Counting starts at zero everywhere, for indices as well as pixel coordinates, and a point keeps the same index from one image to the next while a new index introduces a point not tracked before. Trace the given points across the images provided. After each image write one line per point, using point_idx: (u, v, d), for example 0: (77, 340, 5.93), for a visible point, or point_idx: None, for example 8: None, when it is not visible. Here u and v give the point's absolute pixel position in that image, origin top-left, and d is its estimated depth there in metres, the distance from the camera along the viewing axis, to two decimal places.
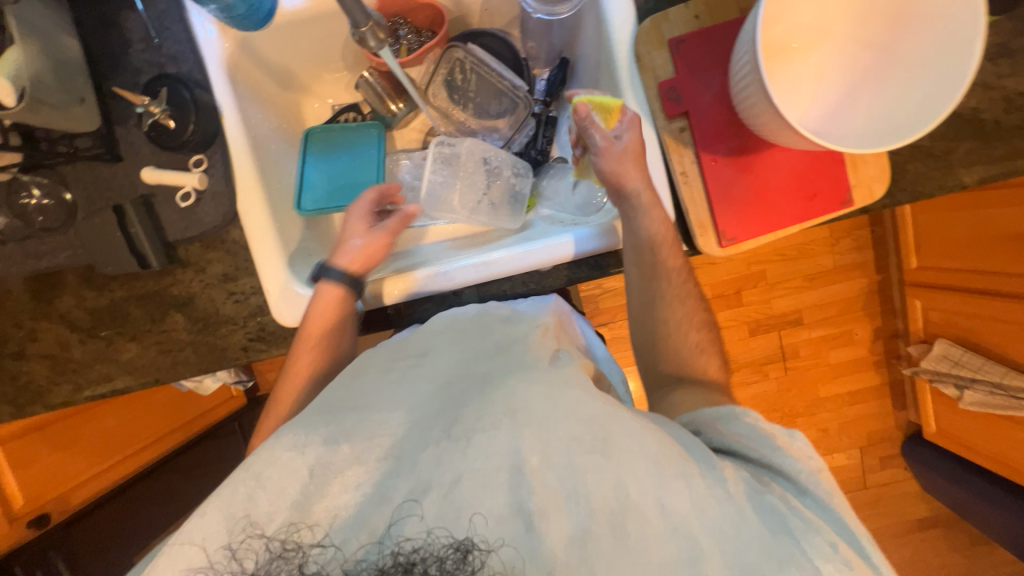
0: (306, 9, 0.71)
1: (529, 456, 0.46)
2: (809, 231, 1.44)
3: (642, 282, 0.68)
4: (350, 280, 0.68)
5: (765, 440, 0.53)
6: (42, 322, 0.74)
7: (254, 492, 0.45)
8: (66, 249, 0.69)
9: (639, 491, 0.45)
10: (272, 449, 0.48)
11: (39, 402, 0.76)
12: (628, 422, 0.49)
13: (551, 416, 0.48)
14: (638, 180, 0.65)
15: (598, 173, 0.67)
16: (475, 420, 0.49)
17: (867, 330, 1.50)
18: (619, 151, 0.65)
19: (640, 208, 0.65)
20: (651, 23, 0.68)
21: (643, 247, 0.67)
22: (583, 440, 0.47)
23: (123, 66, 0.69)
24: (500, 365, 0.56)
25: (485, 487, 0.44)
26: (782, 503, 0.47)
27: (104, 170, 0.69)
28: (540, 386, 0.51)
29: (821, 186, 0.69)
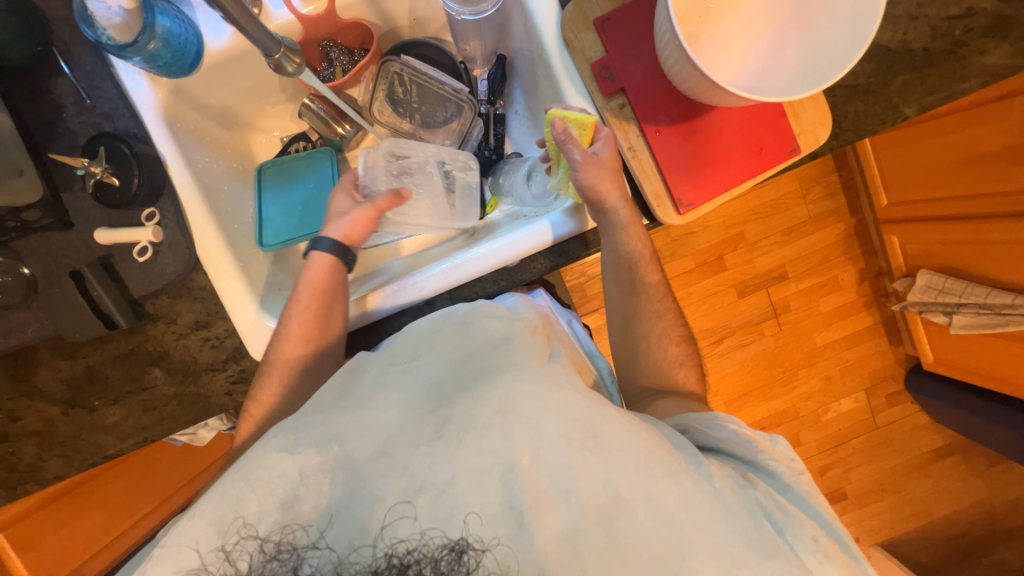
0: (233, 46, 0.70)
1: (521, 456, 0.45)
2: (778, 185, 1.46)
3: (623, 295, 0.72)
4: (339, 250, 0.72)
5: (747, 446, 0.55)
6: (21, 401, 0.73)
7: (243, 494, 0.45)
8: (33, 323, 0.68)
9: (630, 488, 0.45)
10: (257, 453, 0.48)
11: (31, 480, 0.75)
12: (618, 421, 0.49)
13: (542, 415, 0.47)
14: (617, 200, 0.66)
15: (580, 190, 0.65)
16: (466, 419, 0.48)
17: (851, 273, 1.52)
18: (598, 165, 0.65)
19: (619, 227, 0.67)
20: (574, 7, 0.69)
21: (622, 265, 0.70)
22: (573, 439, 0.46)
23: (60, 132, 0.68)
24: (492, 363, 0.54)
25: (477, 492, 0.44)
26: (767, 498, 0.49)
27: (58, 238, 0.68)
28: (531, 385, 0.49)
29: (766, 140, 0.70)
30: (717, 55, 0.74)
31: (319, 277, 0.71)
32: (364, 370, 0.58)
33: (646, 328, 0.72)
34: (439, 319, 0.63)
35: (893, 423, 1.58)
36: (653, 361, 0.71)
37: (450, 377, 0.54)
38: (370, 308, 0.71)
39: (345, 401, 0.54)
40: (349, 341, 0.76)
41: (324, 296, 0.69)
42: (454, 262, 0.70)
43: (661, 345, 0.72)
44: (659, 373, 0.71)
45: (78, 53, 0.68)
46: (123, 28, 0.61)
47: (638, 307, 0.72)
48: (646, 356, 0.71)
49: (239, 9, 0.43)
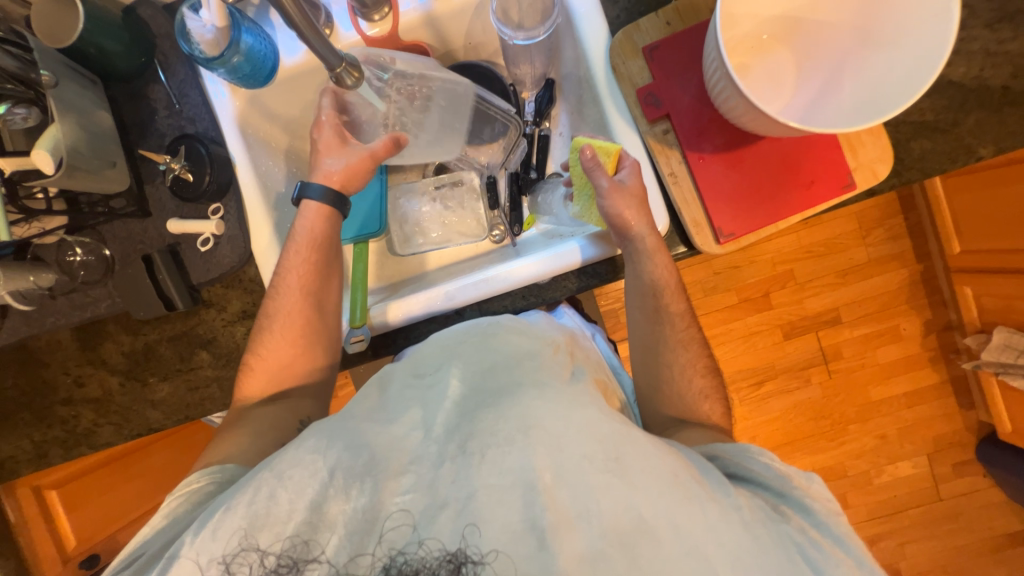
0: (303, 63, 0.76)
1: (542, 475, 0.44)
2: (834, 223, 1.37)
3: (648, 323, 0.70)
4: (336, 201, 0.73)
5: (781, 481, 0.52)
6: (86, 369, 0.81)
7: (274, 491, 0.45)
8: (106, 299, 0.76)
9: (653, 513, 0.42)
10: (291, 455, 0.48)
11: (85, 443, 0.82)
12: (641, 443, 0.47)
13: (565, 434, 0.46)
14: (645, 227, 0.65)
15: (606, 217, 0.65)
16: (489, 435, 0.47)
17: (915, 324, 1.40)
18: (626, 193, 0.64)
19: (644, 254, 0.66)
20: (623, 34, 0.70)
21: (646, 292, 0.68)
22: (597, 460, 0.44)
23: (151, 131, 0.77)
24: (514, 378, 0.53)
25: (498, 509, 0.43)
26: (800, 534, 0.46)
27: (137, 225, 0.76)
28: (554, 403, 0.48)
29: (818, 173, 0.67)
30: (769, 85, 0.73)
31: (313, 226, 0.71)
32: (390, 381, 0.60)
33: (675, 355, 0.69)
34: (462, 331, 0.64)
35: (961, 497, 1.41)
36: (683, 394, 0.68)
37: (475, 392, 0.53)
38: (399, 316, 0.72)
39: (372, 404, 0.56)
40: (379, 341, 0.78)
41: (320, 249, 0.71)
42: (486, 275, 0.71)
43: (693, 379, 0.68)
44: (687, 403, 0.68)
45: (174, 64, 0.76)
46: (214, 43, 0.66)
47: (670, 334, 0.69)
48: (676, 388, 0.68)
49: (310, 28, 0.46)
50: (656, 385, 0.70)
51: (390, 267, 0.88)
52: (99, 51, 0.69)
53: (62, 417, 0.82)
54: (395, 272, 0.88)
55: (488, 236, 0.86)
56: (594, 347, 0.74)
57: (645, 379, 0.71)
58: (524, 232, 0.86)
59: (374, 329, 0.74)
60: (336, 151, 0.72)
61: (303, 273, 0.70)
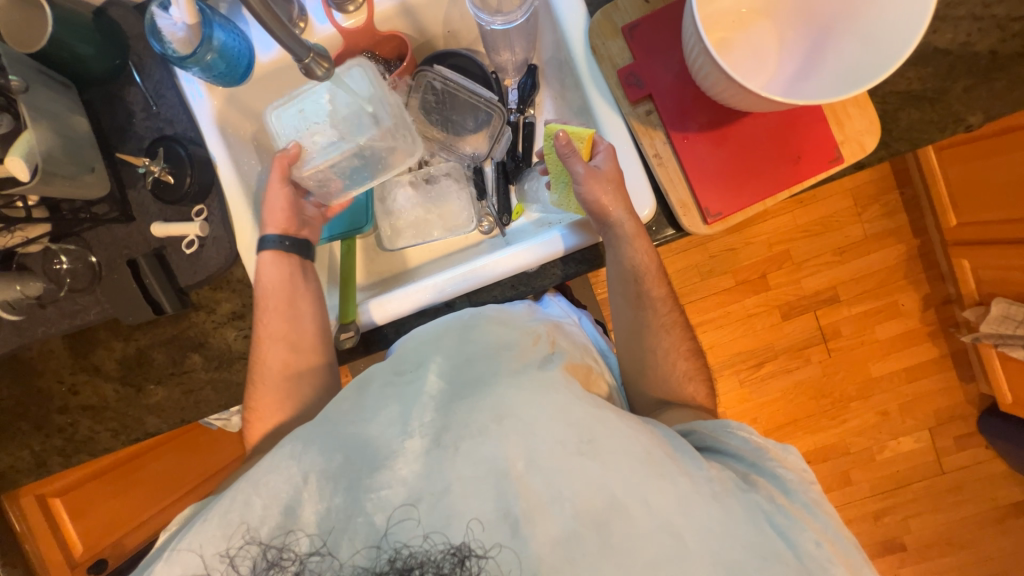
0: (281, 59, 0.75)
1: (514, 463, 0.44)
2: (826, 202, 1.36)
3: (630, 308, 0.69)
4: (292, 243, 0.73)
5: (755, 451, 0.51)
6: (80, 376, 0.81)
7: (248, 499, 0.45)
8: (96, 306, 0.76)
9: (624, 491, 0.43)
10: (266, 462, 0.47)
11: (84, 450, 0.82)
12: (614, 423, 0.47)
13: (536, 420, 0.46)
14: (622, 212, 0.64)
15: (584, 203, 0.65)
16: (462, 426, 0.47)
17: (913, 299, 1.39)
18: (601, 178, 0.64)
19: (624, 240, 0.65)
20: (602, 15, 0.68)
21: (628, 277, 0.67)
22: (568, 444, 0.45)
23: (130, 135, 0.76)
24: (488, 368, 0.53)
25: (471, 500, 0.43)
26: (768, 502, 0.46)
27: (122, 231, 0.76)
28: (527, 391, 0.48)
29: (804, 147, 0.66)
30: (755, 59, 0.71)
31: (275, 276, 0.72)
32: (371, 381, 0.56)
33: (663, 350, 0.69)
34: (441, 324, 0.63)
35: (964, 469, 1.41)
36: (675, 375, 0.68)
37: (450, 383, 0.52)
38: (387, 313, 0.72)
39: (349, 407, 0.53)
40: (369, 337, 0.78)
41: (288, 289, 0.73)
42: (473, 265, 0.71)
43: (674, 359, 0.69)
44: (672, 390, 0.68)
45: (149, 65, 0.75)
46: (186, 41, 0.65)
47: (654, 320, 0.69)
48: (668, 373, 0.68)
49: (273, 19, 0.46)
50: (647, 369, 0.69)
51: (381, 263, 0.88)
52: (73, 55, 0.68)
53: (60, 426, 0.82)
54: (385, 267, 0.88)
55: (476, 226, 0.86)
56: (580, 331, 0.73)
57: (636, 363, 0.70)
58: (513, 223, 0.85)
59: (363, 326, 0.74)
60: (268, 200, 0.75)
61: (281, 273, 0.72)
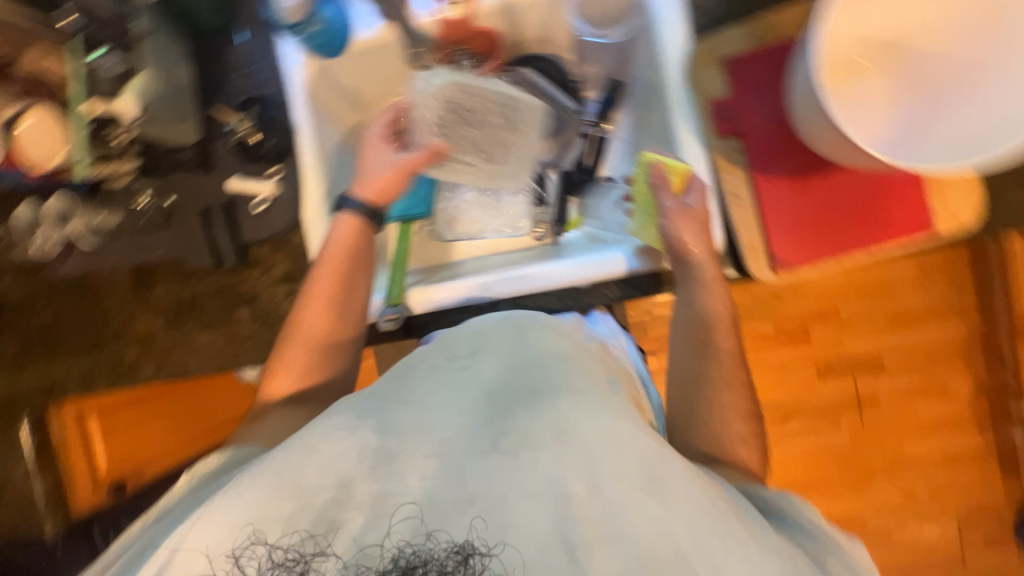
0: (379, 39, 0.77)
1: (577, 486, 0.42)
2: (891, 266, 1.29)
3: (693, 356, 0.64)
4: (368, 213, 0.71)
5: (825, 534, 0.47)
6: (139, 309, 0.85)
7: (302, 464, 0.45)
8: (162, 247, 0.81)
9: (691, 544, 0.40)
10: (320, 430, 0.49)
11: (128, 378, 0.87)
12: (680, 468, 0.45)
13: (600, 445, 0.45)
14: (703, 254, 0.64)
15: (665, 237, 0.65)
16: (523, 434, 0.46)
17: (966, 383, 1.31)
18: (688, 216, 0.64)
19: (701, 282, 0.64)
20: (706, 44, 0.67)
21: (696, 321, 0.65)
22: (634, 478, 0.43)
23: (224, 90, 0.79)
24: (551, 381, 0.52)
25: (529, 516, 0.41)
26: None
27: (200, 179, 0.80)
28: (591, 412, 0.48)
29: (894, 210, 0.63)
30: (857, 113, 0.69)
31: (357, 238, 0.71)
32: (420, 363, 0.59)
33: None
34: (496, 320, 0.63)
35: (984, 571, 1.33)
36: None
37: (509, 384, 0.53)
38: (431, 300, 0.73)
39: (394, 387, 0.55)
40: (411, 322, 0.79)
41: (355, 254, 0.71)
42: (526, 272, 0.71)
43: None
44: None
45: (254, 28, 0.79)
46: (297, 10, 0.68)
47: None
48: None
49: None
50: None
51: (430, 251, 0.89)
52: (189, 9, 0.72)
53: (112, 352, 0.87)
54: (433, 256, 0.89)
55: (530, 232, 0.87)
56: (627, 357, 0.71)
57: None
58: (566, 233, 0.86)
59: (406, 308, 0.74)
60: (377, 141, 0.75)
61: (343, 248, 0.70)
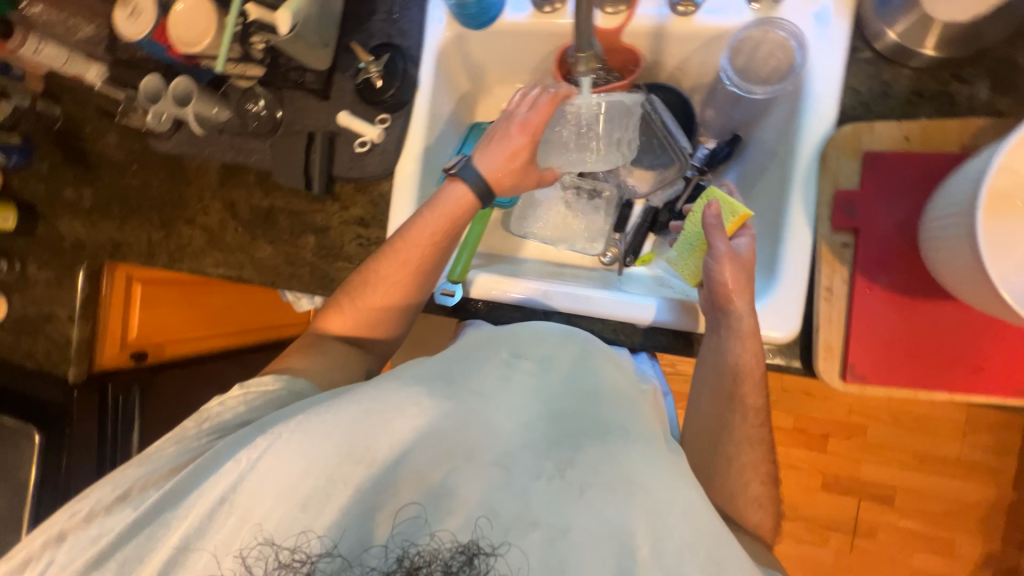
0: (523, 23, 0.76)
1: (641, 545, 0.43)
2: (943, 408, 1.22)
3: (718, 406, 0.64)
4: (482, 191, 0.70)
5: None
6: (215, 203, 0.89)
7: (377, 430, 0.48)
8: (259, 154, 0.84)
9: None
10: (395, 397, 0.50)
11: (186, 262, 0.90)
12: (738, 558, 0.44)
13: (667, 509, 0.45)
14: (744, 305, 0.61)
15: (707, 280, 0.63)
16: (591, 471, 0.47)
17: (978, 552, 1.23)
18: (739, 263, 0.62)
19: (735, 333, 0.61)
20: (852, 128, 0.63)
21: (725, 372, 0.62)
22: (696, 552, 0.43)
23: (362, 27, 0.81)
24: (619, 422, 0.53)
25: (592, 560, 0.42)
26: None
27: (314, 104, 0.82)
28: (659, 469, 0.48)
29: (993, 361, 0.59)
30: None
31: (457, 208, 0.69)
32: (488, 352, 0.59)
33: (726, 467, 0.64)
34: (562, 332, 0.63)
35: None
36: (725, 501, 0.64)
37: (578, 412, 0.53)
38: (492, 291, 0.74)
39: (441, 365, 0.56)
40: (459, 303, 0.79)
41: (448, 234, 0.70)
42: (587, 293, 0.71)
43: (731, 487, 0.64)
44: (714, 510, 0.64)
45: None
46: None
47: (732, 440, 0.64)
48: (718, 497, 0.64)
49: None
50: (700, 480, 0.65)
51: (497, 239, 0.90)
52: None
53: (179, 234, 0.91)
54: (498, 245, 0.90)
55: (600, 254, 0.85)
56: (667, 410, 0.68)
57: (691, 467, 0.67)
58: (633, 267, 0.83)
59: (465, 291, 0.74)
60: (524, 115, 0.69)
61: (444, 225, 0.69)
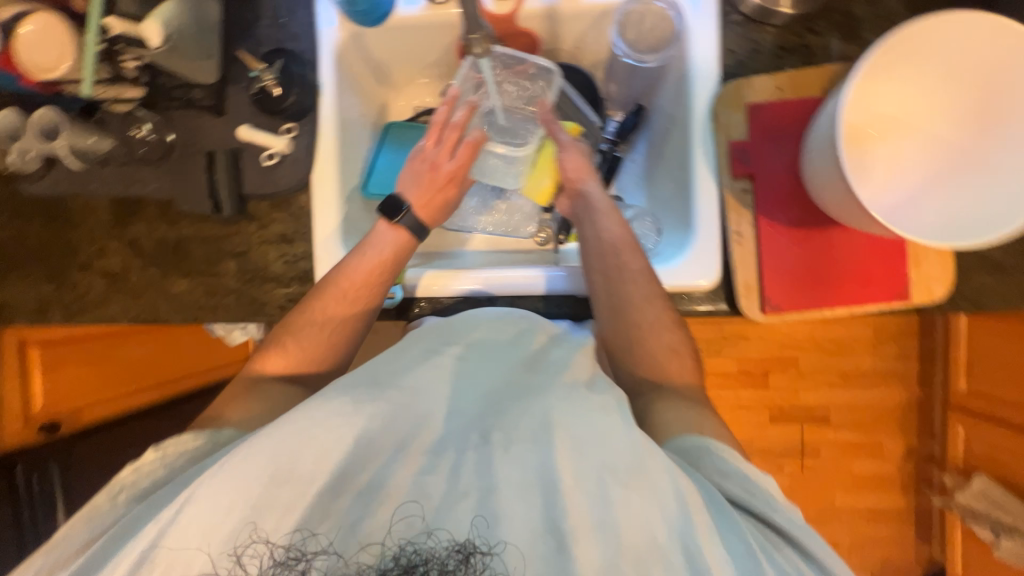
0: (417, 16, 0.76)
1: (564, 477, 0.46)
2: (854, 326, 1.37)
3: (607, 292, 0.67)
4: (417, 227, 0.71)
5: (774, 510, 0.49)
6: (112, 242, 0.80)
7: (300, 450, 0.46)
8: (155, 182, 0.78)
9: (666, 536, 0.44)
10: (314, 411, 0.47)
11: (88, 313, 0.81)
12: (665, 462, 0.47)
13: (588, 442, 0.47)
14: (595, 186, 0.71)
15: (562, 169, 0.73)
16: (512, 430, 0.49)
17: (900, 446, 1.40)
18: (580, 150, 0.73)
19: (597, 212, 0.70)
20: (734, 86, 0.70)
21: (606, 250, 0.68)
22: (617, 473, 0.46)
23: (249, 35, 0.77)
24: (539, 381, 0.54)
25: (519, 508, 0.45)
26: (790, 566, 0.45)
27: (208, 121, 0.77)
28: (577, 408, 0.49)
29: (878, 273, 0.68)
30: (860, 177, 0.73)
31: (388, 250, 0.69)
32: (414, 342, 0.58)
33: None
34: (497, 314, 0.64)
35: None
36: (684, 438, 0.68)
37: (506, 384, 0.55)
38: (436, 287, 0.73)
39: (389, 365, 0.54)
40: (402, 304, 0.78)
41: (387, 265, 0.69)
42: (527, 275, 0.72)
43: None
44: None
45: None
46: None
47: None
48: None
49: None
50: None
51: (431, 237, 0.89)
52: None
53: (73, 283, 0.81)
54: (434, 242, 0.89)
55: (534, 236, 0.85)
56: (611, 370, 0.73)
57: None
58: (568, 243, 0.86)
59: (405, 291, 0.74)
60: (445, 156, 0.72)
61: (391, 251, 0.69)
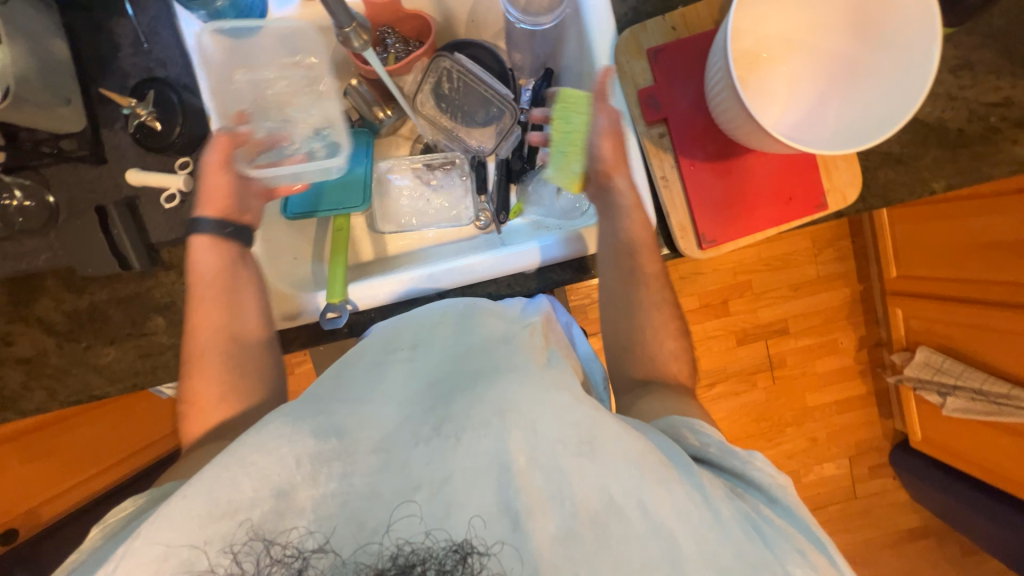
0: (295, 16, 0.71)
1: (516, 458, 0.44)
2: (796, 240, 1.45)
3: (621, 283, 0.71)
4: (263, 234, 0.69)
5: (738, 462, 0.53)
6: (18, 326, 0.72)
7: (236, 478, 0.42)
8: (46, 251, 0.70)
9: (621, 492, 0.44)
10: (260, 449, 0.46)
11: (11, 408, 0.73)
12: (614, 424, 0.47)
13: (540, 419, 0.47)
14: (623, 179, 0.68)
15: (592, 157, 0.68)
16: (464, 418, 0.48)
17: (852, 339, 1.53)
18: (613, 130, 0.67)
19: (620, 210, 0.68)
20: (630, 33, 0.71)
21: (623, 250, 0.69)
22: (569, 443, 0.45)
23: (112, 69, 0.70)
24: (491, 363, 0.54)
25: (471, 492, 0.43)
26: (752, 511, 0.48)
27: (88, 172, 0.70)
28: (529, 387, 0.49)
29: (796, 190, 0.71)
30: (764, 101, 0.76)
31: (208, 260, 0.67)
32: (357, 359, 0.58)
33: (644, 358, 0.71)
34: (439, 309, 0.64)
35: (872, 496, 1.57)
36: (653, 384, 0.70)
37: (452, 377, 0.54)
38: (384, 293, 0.70)
39: (342, 385, 0.54)
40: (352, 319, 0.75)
41: (224, 276, 0.67)
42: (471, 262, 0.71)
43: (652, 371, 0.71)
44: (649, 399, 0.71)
45: None
46: None
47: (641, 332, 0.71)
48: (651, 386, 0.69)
49: None
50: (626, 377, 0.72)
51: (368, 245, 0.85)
52: None
53: None
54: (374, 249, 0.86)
55: (473, 220, 0.84)
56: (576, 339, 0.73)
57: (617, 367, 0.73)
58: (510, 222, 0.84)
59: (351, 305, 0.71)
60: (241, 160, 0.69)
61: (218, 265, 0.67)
